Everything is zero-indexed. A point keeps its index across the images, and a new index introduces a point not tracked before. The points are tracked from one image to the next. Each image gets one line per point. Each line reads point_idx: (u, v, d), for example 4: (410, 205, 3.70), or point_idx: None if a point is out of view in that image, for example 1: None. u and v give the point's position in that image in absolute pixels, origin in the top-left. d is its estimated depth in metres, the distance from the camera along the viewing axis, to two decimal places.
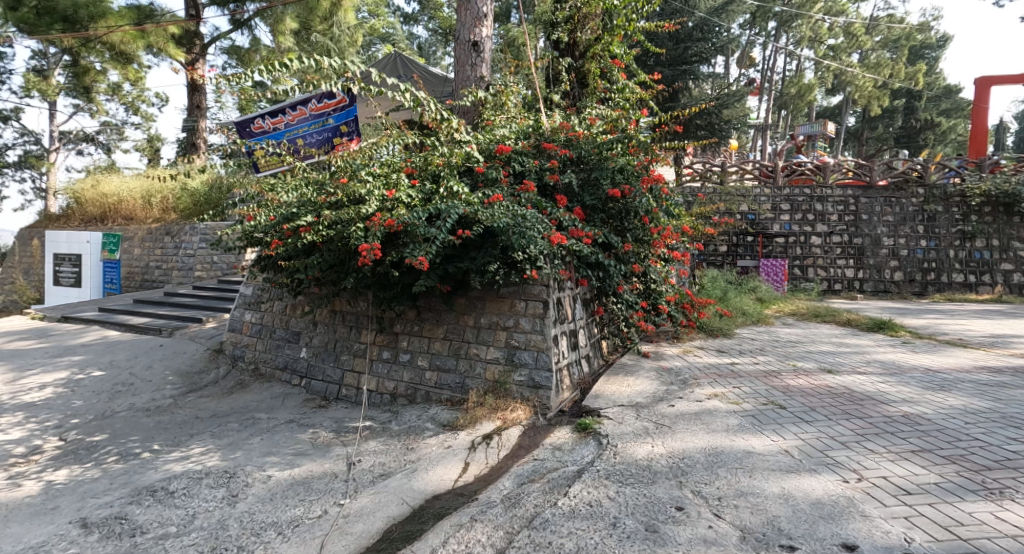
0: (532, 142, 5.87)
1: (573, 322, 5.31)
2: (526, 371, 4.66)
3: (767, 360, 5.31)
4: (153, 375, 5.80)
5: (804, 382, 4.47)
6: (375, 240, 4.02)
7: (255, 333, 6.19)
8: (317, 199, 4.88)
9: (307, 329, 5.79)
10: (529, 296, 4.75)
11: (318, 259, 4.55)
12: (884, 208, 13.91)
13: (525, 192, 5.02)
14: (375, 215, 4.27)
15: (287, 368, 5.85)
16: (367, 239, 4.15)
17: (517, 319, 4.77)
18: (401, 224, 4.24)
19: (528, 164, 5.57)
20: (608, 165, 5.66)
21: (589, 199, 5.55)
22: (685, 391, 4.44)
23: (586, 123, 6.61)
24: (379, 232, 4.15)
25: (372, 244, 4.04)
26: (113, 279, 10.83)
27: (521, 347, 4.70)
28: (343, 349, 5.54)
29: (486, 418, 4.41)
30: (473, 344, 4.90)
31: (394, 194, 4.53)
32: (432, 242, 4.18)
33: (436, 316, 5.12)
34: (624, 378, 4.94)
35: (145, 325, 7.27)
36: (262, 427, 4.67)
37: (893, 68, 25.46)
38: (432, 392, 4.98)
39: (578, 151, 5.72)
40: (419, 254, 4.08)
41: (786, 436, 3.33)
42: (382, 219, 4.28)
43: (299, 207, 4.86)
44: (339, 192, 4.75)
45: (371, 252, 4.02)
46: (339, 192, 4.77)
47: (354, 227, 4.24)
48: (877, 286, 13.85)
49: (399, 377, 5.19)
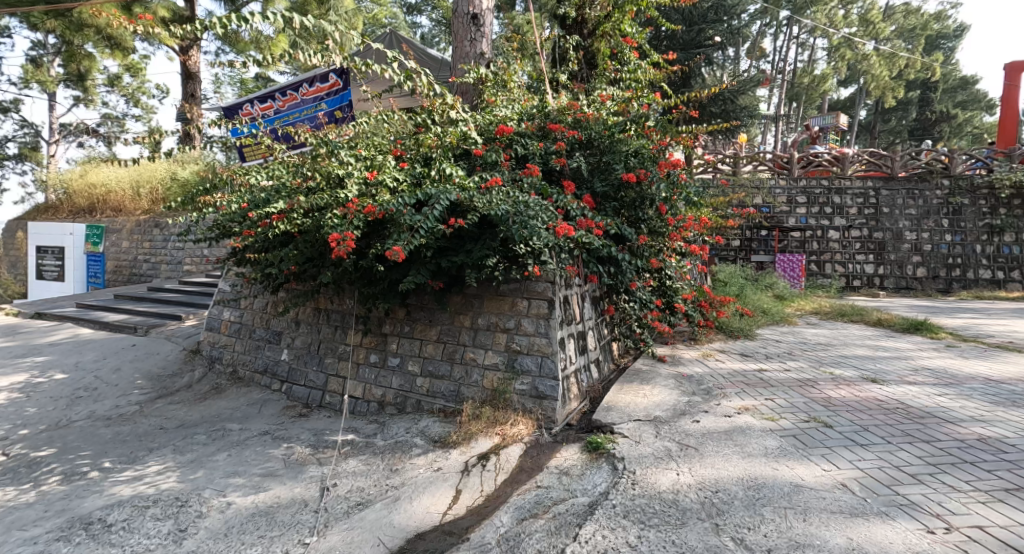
0: (537, 124, 5.33)
1: (581, 323, 4.77)
2: (529, 379, 4.12)
3: (799, 367, 4.74)
4: (120, 378, 5.30)
5: (848, 393, 3.90)
6: (350, 230, 3.46)
7: (234, 333, 5.69)
8: (293, 181, 4.29)
9: (289, 329, 5.30)
10: (532, 294, 4.22)
11: (291, 252, 4.01)
12: (906, 201, 13.28)
13: (528, 176, 4.46)
14: (350, 200, 3.72)
15: (267, 371, 5.34)
16: (342, 228, 3.59)
17: (518, 320, 4.25)
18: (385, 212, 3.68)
19: (532, 146, 5.00)
20: (621, 149, 5.10)
21: (600, 185, 4.99)
22: (712, 403, 3.89)
23: (596, 105, 6.00)
24: (357, 221, 3.61)
25: (346, 235, 3.48)
26: (97, 273, 10.47)
27: (523, 352, 4.18)
28: (327, 351, 5.04)
29: (483, 434, 3.88)
30: (470, 348, 4.39)
31: (376, 177, 3.98)
32: (417, 232, 3.61)
33: (429, 315, 4.60)
34: (640, 387, 4.38)
35: (120, 323, 6.77)
36: (232, 439, 4.16)
37: (910, 58, 24.70)
38: (425, 401, 4.47)
39: (588, 132, 5.16)
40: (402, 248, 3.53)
41: (841, 465, 2.76)
42: (362, 205, 3.73)
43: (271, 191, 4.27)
44: (316, 172, 4.17)
45: (345, 243, 3.46)
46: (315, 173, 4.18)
47: (329, 215, 3.70)
48: (898, 283, 13.22)
49: (388, 383, 4.68)
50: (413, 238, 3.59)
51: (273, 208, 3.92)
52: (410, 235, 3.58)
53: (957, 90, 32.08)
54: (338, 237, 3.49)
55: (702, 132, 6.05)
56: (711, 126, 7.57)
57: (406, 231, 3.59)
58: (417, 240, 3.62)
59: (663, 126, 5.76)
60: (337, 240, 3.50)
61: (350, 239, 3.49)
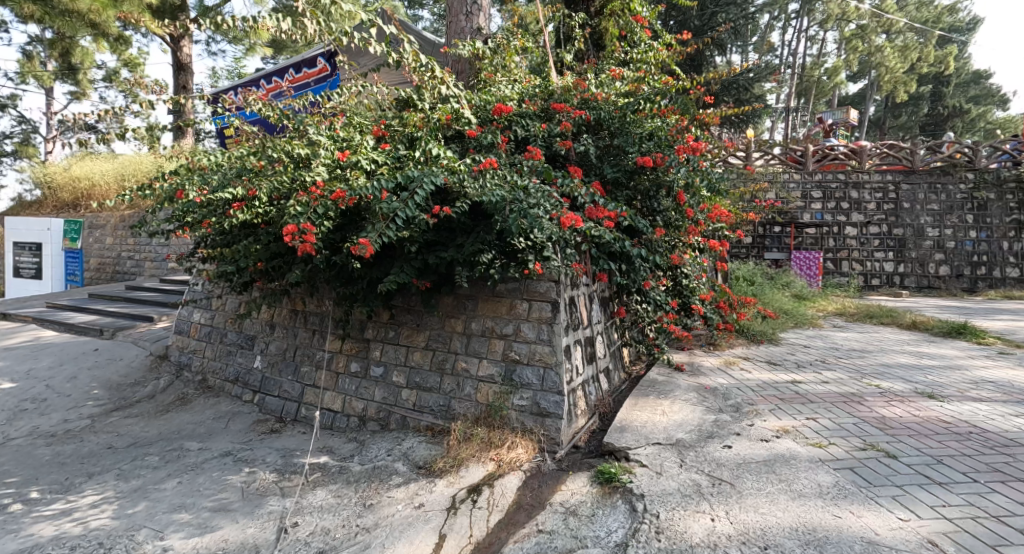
0: (539, 105, 4.77)
1: (589, 328, 4.23)
2: (529, 394, 3.59)
3: (838, 377, 4.17)
4: (74, 388, 4.78)
5: (904, 412, 3.31)
6: (310, 222, 2.88)
7: (204, 336, 5.15)
8: (255, 159, 3.66)
9: (263, 333, 4.78)
10: (533, 296, 3.71)
11: (248, 248, 3.44)
12: (928, 195, 12.65)
13: (529, 159, 3.87)
14: (314, 183, 3.13)
15: (239, 380, 4.81)
16: (304, 217, 3.01)
17: (516, 325, 3.73)
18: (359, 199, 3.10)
19: (533, 128, 4.44)
20: (634, 132, 4.53)
21: (610, 171, 4.40)
22: (744, 424, 3.31)
23: (605, 85, 5.42)
24: (322, 209, 3.03)
25: (307, 227, 2.90)
26: (75, 271, 10.12)
27: (522, 362, 3.66)
28: (303, 358, 4.51)
29: (475, 459, 3.32)
30: (463, 357, 3.86)
31: (349, 158, 3.40)
32: (392, 224, 3.03)
33: (416, 319, 4.07)
34: (657, 401, 3.83)
35: (86, 324, 6.25)
36: (187, 460, 3.63)
37: (922, 50, 24.01)
38: (410, 418, 3.93)
39: (597, 112, 4.59)
40: (373, 243, 2.95)
41: (922, 514, 2.18)
42: (331, 190, 3.15)
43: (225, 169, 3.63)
44: (280, 151, 3.54)
45: (304, 237, 2.88)
46: (278, 151, 3.55)
47: (291, 202, 3.12)
48: (920, 281, 12.60)
49: (370, 395, 4.14)
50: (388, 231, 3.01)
51: (229, 193, 3.34)
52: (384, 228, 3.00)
53: (970, 84, 31.39)
54: (297, 229, 2.91)
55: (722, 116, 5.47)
56: (728, 112, 6.99)
57: (380, 224, 3.02)
58: (392, 234, 3.04)
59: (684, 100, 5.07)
60: (293, 233, 2.92)
61: (311, 233, 2.91)
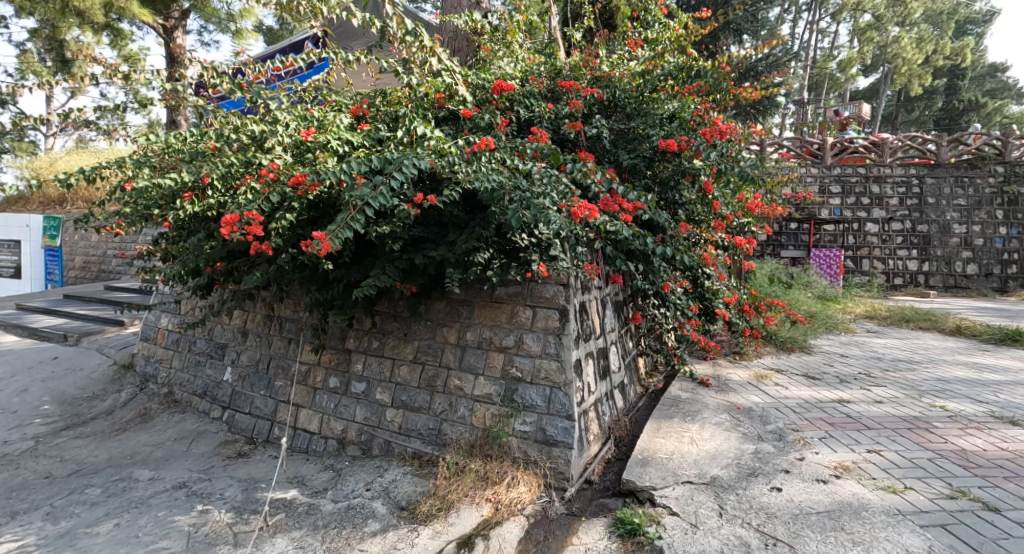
0: (545, 83, 4.20)
1: (602, 338, 3.71)
2: (533, 418, 3.08)
3: (892, 394, 3.61)
4: (22, 404, 4.28)
5: (987, 445, 2.74)
6: (258, 209, 2.30)
7: (171, 344, 4.64)
8: (210, 137, 3.08)
9: (235, 341, 4.27)
10: (539, 303, 3.20)
11: (193, 247, 2.86)
12: (954, 190, 12.00)
13: (533, 142, 3.29)
14: (268, 164, 2.57)
15: (207, 394, 4.29)
16: (253, 205, 2.45)
17: (519, 336, 3.22)
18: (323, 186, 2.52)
19: (538, 108, 3.87)
20: (654, 113, 3.97)
21: (627, 157, 3.83)
22: (792, 458, 2.75)
23: (619, 63, 4.84)
24: (275, 197, 2.47)
25: (252, 217, 2.33)
26: (56, 270, 9.61)
27: (526, 380, 3.15)
28: (277, 371, 3.99)
29: (469, 498, 2.78)
30: (456, 372, 3.34)
31: (315, 138, 2.84)
32: (358, 214, 2.46)
33: (403, 327, 3.56)
34: (684, 424, 3.27)
35: (50, 329, 5.74)
36: (132, 494, 3.11)
37: (938, 42, 23.30)
38: (396, 443, 3.41)
39: (611, 91, 4.01)
40: (333, 239, 2.39)
41: None
42: (289, 174, 2.60)
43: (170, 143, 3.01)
44: (236, 126, 2.96)
45: (246, 229, 2.30)
46: (233, 127, 2.96)
47: (239, 188, 2.57)
48: (946, 281, 11.96)
49: (350, 415, 3.63)
50: (354, 223, 2.44)
51: (172, 179, 2.78)
52: (349, 218, 2.43)
53: (986, 77, 30.50)
54: (238, 217, 2.33)
55: (755, 94, 4.81)
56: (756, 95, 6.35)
57: (346, 215, 2.46)
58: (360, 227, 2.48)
59: (713, 76, 4.43)
60: (233, 224, 2.35)
61: (256, 223, 2.34)
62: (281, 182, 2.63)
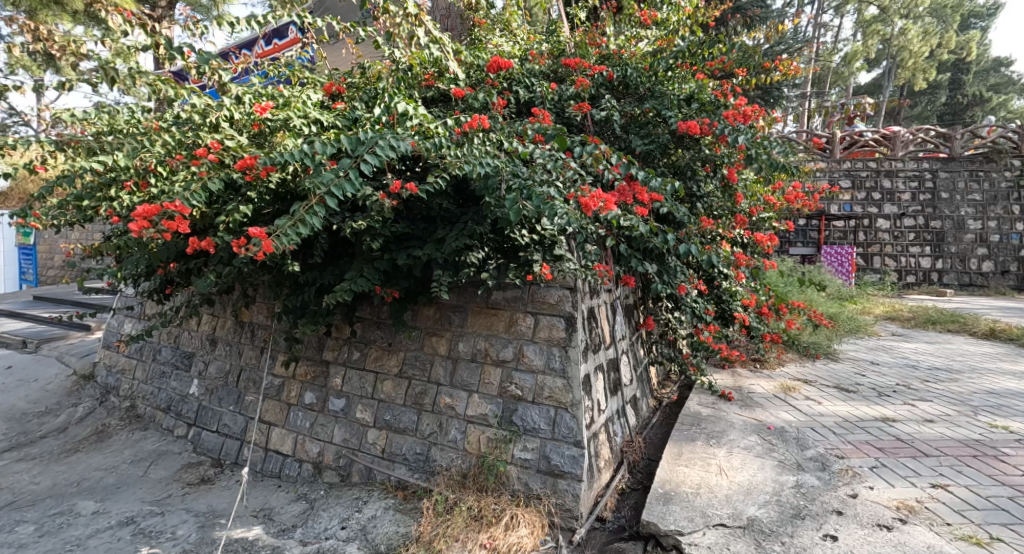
0: (547, 61, 3.75)
1: (612, 347, 3.29)
2: (536, 444, 2.67)
3: (943, 411, 3.18)
4: None
5: None
6: (180, 200, 1.84)
7: (134, 352, 4.20)
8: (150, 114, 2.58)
9: (202, 350, 3.83)
10: (541, 309, 2.78)
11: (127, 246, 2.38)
12: (969, 184, 11.57)
13: (534, 123, 2.85)
14: (210, 142, 2.10)
15: (171, 409, 3.85)
16: (187, 191, 1.99)
17: (519, 348, 2.80)
18: (276, 170, 2.06)
19: (540, 88, 3.43)
20: (670, 93, 3.52)
21: (641, 143, 3.39)
22: (842, 495, 2.32)
23: (627, 40, 4.37)
24: (214, 183, 2.02)
25: (176, 207, 1.87)
26: (30, 270, 9.21)
27: (526, 400, 2.74)
28: (248, 385, 3.56)
29: (460, 544, 2.34)
30: (446, 390, 2.93)
31: (271, 113, 2.36)
32: (317, 204, 2.02)
33: (387, 336, 3.13)
34: (709, 448, 2.84)
35: (9, 335, 5.29)
36: (69, 533, 2.68)
37: (944, 35, 22.79)
38: (378, 469, 2.99)
39: (622, 70, 3.56)
40: (276, 239, 1.94)
41: None
42: (238, 156, 2.14)
43: (100, 117, 2.48)
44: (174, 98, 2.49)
45: (165, 224, 1.83)
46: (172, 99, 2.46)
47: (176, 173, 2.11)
48: (960, 278, 11.59)
49: (327, 436, 3.21)
50: (311, 216, 2.00)
51: (99, 163, 2.27)
52: (305, 210, 2.00)
53: (991, 71, 29.91)
54: (156, 209, 1.86)
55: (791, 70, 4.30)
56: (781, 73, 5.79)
57: (303, 206, 2.02)
58: (321, 222, 2.04)
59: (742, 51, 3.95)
60: (152, 217, 1.89)
61: (180, 216, 1.88)
62: (228, 165, 2.17)
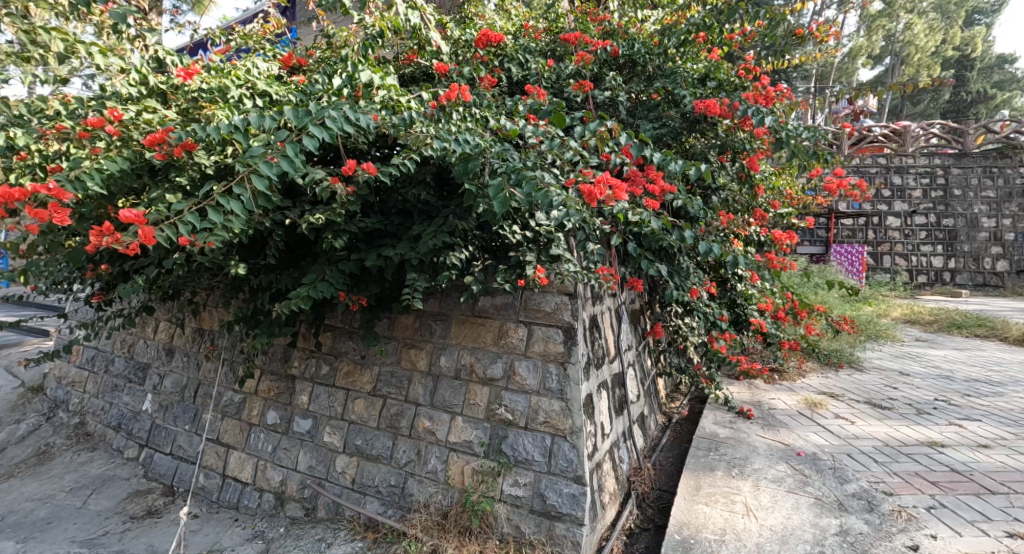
0: (544, 36, 3.33)
1: (617, 360, 2.89)
2: (530, 479, 2.26)
3: (997, 435, 2.78)
4: None
5: None
6: (52, 182, 1.42)
7: (86, 362, 3.79)
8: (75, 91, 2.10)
9: (157, 361, 3.42)
10: (535, 319, 2.38)
11: (32, 245, 1.93)
12: (982, 181, 11.15)
13: (527, 99, 2.44)
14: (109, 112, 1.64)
15: (122, 427, 3.44)
16: (75, 169, 1.55)
17: (509, 364, 2.39)
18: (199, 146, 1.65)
19: (535, 66, 3.02)
20: (682, 71, 3.12)
21: (650, 126, 2.98)
22: (900, 546, 1.90)
23: (633, 15, 3.94)
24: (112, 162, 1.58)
25: (52, 191, 1.44)
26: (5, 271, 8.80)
27: (518, 425, 2.33)
28: (205, 401, 3.15)
29: None
30: (425, 411, 2.52)
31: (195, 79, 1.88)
32: (241, 182, 1.60)
33: (359, 348, 2.73)
34: (732, 480, 2.43)
35: None
36: None
37: (948, 31, 22.40)
38: (347, 503, 2.58)
39: (628, 45, 3.15)
40: (164, 228, 1.51)
41: None
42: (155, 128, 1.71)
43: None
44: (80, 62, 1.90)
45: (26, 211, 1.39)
46: (78, 71, 1.97)
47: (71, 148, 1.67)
48: (973, 278, 11.24)
49: (290, 463, 2.79)
50: (229, 198, 1.58)
51: None
52: (221, 190, 1.57)
53: (996, 68, 29.47)
54: (19, 194, 1.42)
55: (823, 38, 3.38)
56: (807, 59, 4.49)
57: (219, 187, 1.59)
58: (245, 207, 1.61)
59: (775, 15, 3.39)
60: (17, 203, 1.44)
61: (55, 203, 1.44)
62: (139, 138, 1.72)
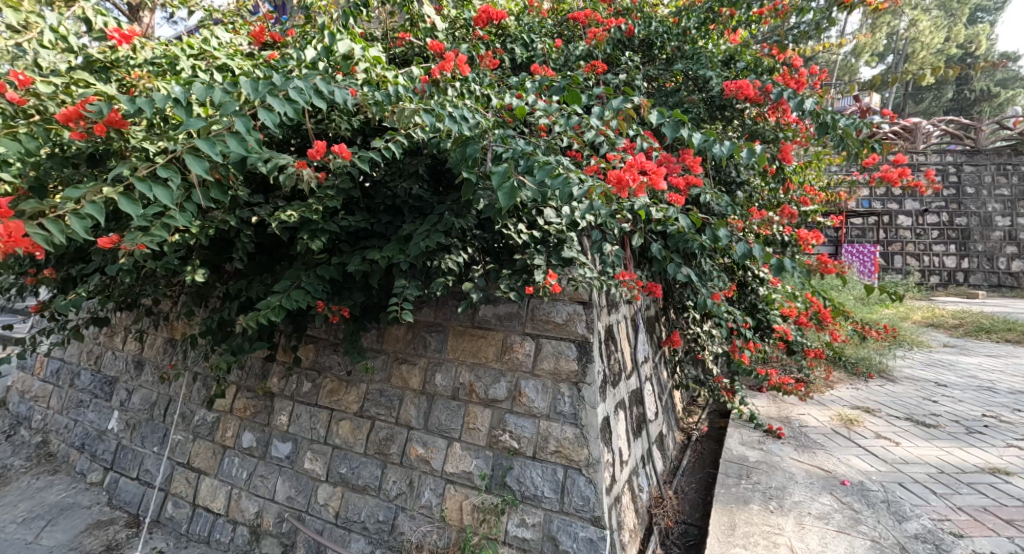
0: (549, 15, 3.00)
1: (634, 374, 2.57)
2: (538, 519, 1.95)
3: None
4: None
5: None
6: None
7: (50, 375, 3.47)
8: None
9: (125, 374, 3.10)
10: (545, 332, 2.06)
11: None
12: (996, 178, 10.82)
13: (533, 76, 2.11)
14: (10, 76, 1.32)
15: (86, 448, 3.12)
16: None
17: (514, 383, 2.07)
18: (128, 123, 1.33)
19: (541, 46, 2.69)
20: (705, 52, 2.79)
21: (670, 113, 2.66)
22: None
23: None
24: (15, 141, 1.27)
25: None
26: None
27: (525, 455, 2.01)
28: (175, 420, 2.83)
29: None
30: (418, 436, 2.20)
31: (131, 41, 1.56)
32: (169, 163, 1.25)
33: (343, 363, 2.41)
34: (771, 516, 2.11)
35: None
36: None
37: (953, 28, 22.10)
38: (330, 540, 2.27)
39: (644, 23, 2.82)
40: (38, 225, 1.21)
41: None
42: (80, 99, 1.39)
43: None
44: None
45: None
46: None
47: None
48: (987, 278, 10.92)
49: (267, 493, 2.47)
50: (151, 182, 1.22)
51: None
52: (140, 172, 1.22)
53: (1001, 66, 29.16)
54: None
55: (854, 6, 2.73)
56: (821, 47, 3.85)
57: (142, 167, 1.23)
58: (174, 195, 1.25)
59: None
60: None
61: None
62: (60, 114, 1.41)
